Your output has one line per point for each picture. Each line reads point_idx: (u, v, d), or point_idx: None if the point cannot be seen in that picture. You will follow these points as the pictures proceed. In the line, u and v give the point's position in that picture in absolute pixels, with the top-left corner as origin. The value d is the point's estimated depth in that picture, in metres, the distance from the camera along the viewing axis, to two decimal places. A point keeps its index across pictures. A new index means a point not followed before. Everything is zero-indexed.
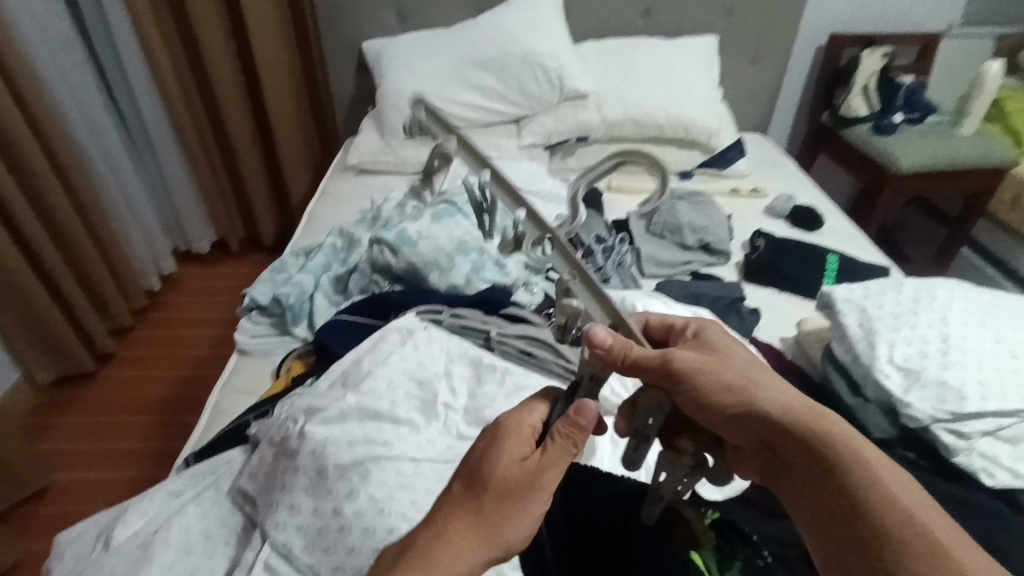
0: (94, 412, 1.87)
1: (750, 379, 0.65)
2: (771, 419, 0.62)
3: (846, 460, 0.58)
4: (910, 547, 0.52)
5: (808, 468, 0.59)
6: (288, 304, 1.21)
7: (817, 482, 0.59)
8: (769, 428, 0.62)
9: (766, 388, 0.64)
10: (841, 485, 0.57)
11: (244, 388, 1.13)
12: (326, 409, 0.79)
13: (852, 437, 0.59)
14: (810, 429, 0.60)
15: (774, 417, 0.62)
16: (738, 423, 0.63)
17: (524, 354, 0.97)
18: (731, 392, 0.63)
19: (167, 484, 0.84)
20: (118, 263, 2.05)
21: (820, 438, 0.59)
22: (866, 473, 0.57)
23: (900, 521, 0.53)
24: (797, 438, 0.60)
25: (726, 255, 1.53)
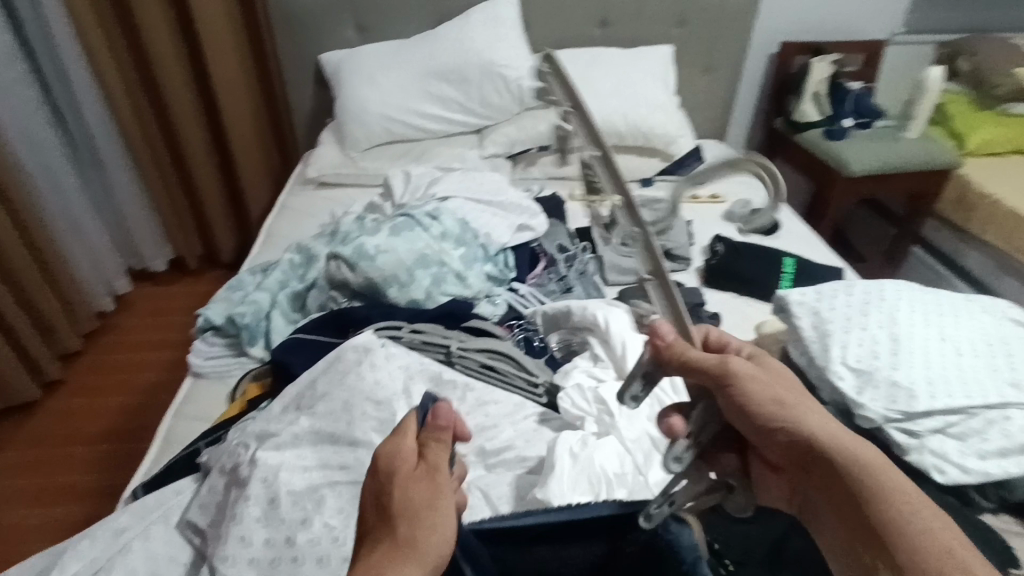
0: (43, 444, 1.79)
1: (798, 403, 0.65)
2: (811, 442, 0.61)
3: (887, 500, 0.56)
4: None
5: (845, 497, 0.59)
6: (243, 324, 1.17)
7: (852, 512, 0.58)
8: (808, 451, 0.62)
9: (812, 414, 0.64)
10: (877, 519, 0.55)
11: (198, 413, 1.09)
12: (279, 434, 0.77)
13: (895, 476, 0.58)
14: (852, 459, 0.59)
15: (817, 442, 0.61)
16: (782, 443, 0.63)
17: (485, 368, 0.96)
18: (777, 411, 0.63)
19: (112, 520, 0.80)
20: (64, 286, 1.98)
21: (863, 473, 0.58)
22: (904, 511, 0.55)
23: (936, 553, 0.52)
24: (837, 466, 0.60)
25: (687, 260, 1.54)
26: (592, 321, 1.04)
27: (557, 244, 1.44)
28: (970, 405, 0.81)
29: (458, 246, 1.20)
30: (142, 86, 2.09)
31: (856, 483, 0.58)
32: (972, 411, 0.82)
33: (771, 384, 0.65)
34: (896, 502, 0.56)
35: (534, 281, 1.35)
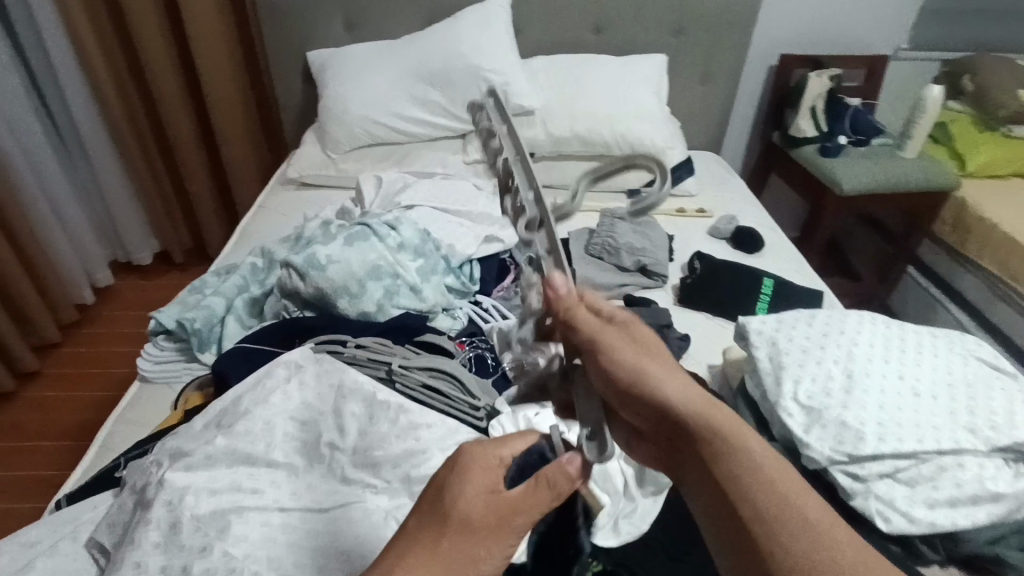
0: (13, 435, 1.78)
1: (662, 363, 0.60)
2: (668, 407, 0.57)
3: (739, 469, 0.52)
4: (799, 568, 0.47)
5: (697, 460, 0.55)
6: (194, 329, 1.15)
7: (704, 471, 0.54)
8: (664, 411, 0.57)
9: (674, 374, 0.59)
10: (722, 475, 0.52)
11: (140, 419, 1.07)
12: (191, 453, 0.74)
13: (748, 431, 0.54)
14: (707, 425, 0.55)
15: (674, 402, 0.57)
16: (639, 402, 0.58)
17: (425, 387, 0.93)
18: (639, 371, 0.58)
19: (23, 533, 0.78)
20: (44, 274, 1.98)
21: (717, 441, 0.54)
22: (753, 465, 0.52)
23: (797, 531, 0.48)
24: (690, 425, 0.56)
25: (663, 277, 1.50)
26: None
27: (527, 255, 1.40)
28: (920, 451, 0.78)
29: (416, 257, 1.17)
30: (130, 78, 2.09)
31: (710, 441, 0.54)
32: (924, 456, 0.78)
33: (634, 343, 0.60)
34: (748, 460, 0.52)
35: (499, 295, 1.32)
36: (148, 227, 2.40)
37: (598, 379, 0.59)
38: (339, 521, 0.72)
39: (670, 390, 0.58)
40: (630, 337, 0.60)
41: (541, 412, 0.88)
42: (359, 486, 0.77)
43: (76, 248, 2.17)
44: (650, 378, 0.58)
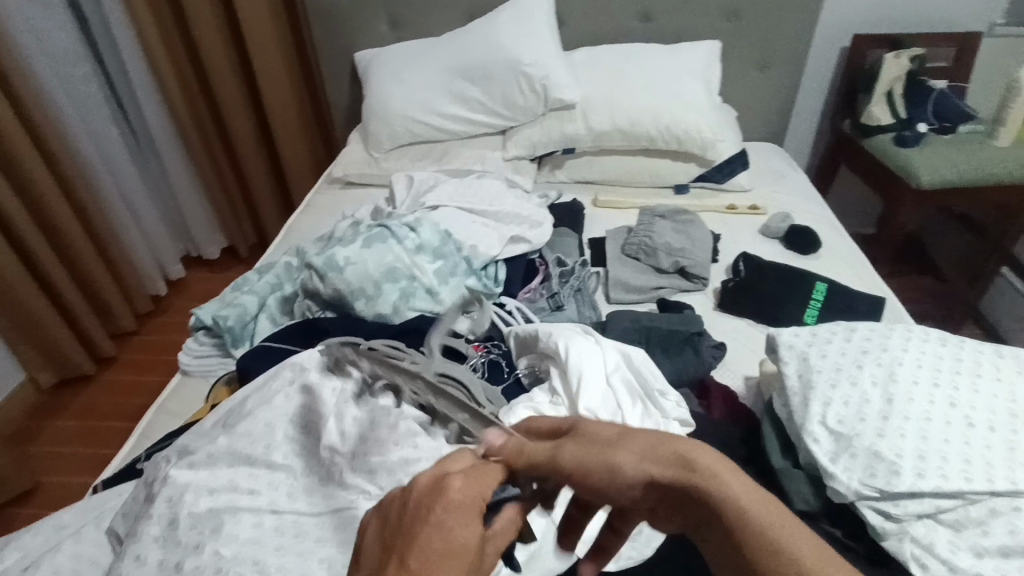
0: (92, 416, 1.95)
1: (616, 437, 0.57)
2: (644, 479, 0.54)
3: (727, 514, 0.49)
4: None
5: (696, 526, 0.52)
6: (227, 326, 1.20)
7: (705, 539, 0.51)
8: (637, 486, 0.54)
9: (630, 442, 0.56)
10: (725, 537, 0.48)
11: (177, 411, 1.14)
12: (195, 452, 0.77)
13: (721, 469, 0.51)
14: (686, 476, 0.52)
15: (641, 471, 0.54)
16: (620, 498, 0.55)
17: (432, 393, 0.90)
18: (601, 469, 0.55)
19: (56, 516, 0.84)
20: (120, 268, 2.15)
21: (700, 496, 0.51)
22: (738, 512, 0.48)
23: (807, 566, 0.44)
24: (668, 489, 0.53)
25: (704, 280, 1.41)
26: (554, 348, 0.96)
27: (556, 257, 1.37)
28: (968, 490, 0.68)
29: (435, 259, 1.16)
30: (196, 83, 2.21)
31: (693, 503, 0.51)
32: (971, 497, 0.68)
33: (585, 441, 0.57)
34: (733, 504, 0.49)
35: (525, 296, 1.29)
36: (215, 223, 2.55)
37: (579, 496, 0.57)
38: (328, 527, 0.73)
39: (631, 463, 0.54)
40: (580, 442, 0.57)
41: None
42: (355, 492, 0.75)
43: (150, 244, 2.35)
44: (613, 468, 0.54)
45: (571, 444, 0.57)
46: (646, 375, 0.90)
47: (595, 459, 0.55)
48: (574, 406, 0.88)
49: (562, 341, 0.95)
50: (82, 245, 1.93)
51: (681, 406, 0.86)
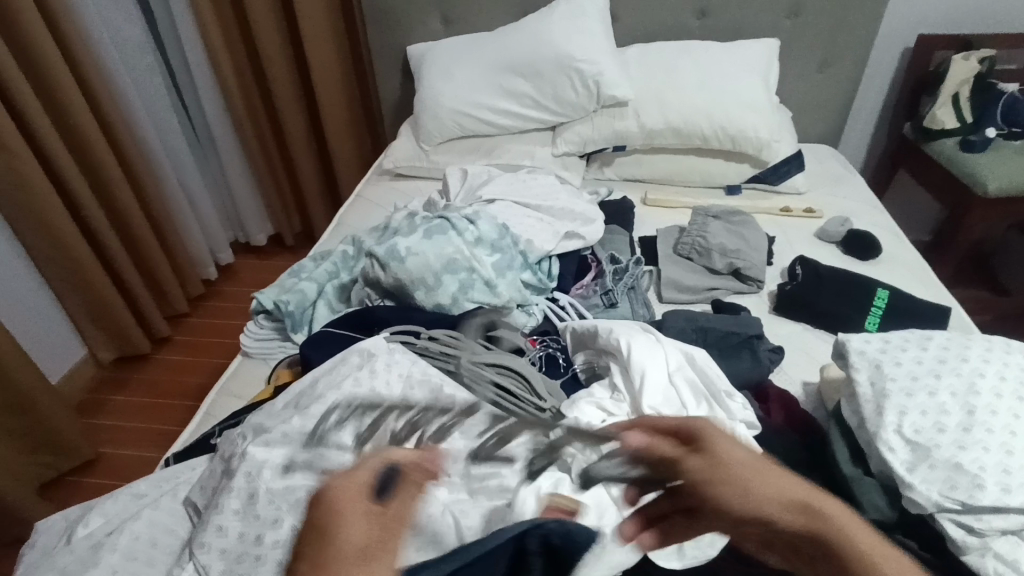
0: (148, 392, 2.03)
1: (746, 468, 0.54)
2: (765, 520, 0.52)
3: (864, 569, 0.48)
4: None
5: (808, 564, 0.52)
6: (288, 311, 1.23)
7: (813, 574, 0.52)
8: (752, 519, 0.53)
9: (761, 480, 0.53)
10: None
11: (239, 391, 1.17)
12: (270, 431, 0.80)
13: (854, 523, 0.50)
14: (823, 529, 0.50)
15: (764, 510, 0.52)
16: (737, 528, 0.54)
17: (492, 385, 0.93)
18: (731, 500, 0.53)
19: (134, 486, 0.88)
20: (175, 252, 2.22)
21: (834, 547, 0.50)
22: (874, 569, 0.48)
23: None
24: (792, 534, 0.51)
25: (759, 283, 1.39)
26: (615, 344, 0.95)
27: (610, 254, 1.36)
28: None
29: (492, 252, 1.17)
30: (252, 74, 2.26)
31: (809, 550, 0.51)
32: None
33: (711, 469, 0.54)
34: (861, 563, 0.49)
35: (577, 292, 1.29)
36: (265, 212, 2.61)
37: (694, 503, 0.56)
38: None
39: (761, 498, 0.52)
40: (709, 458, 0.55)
41: (608, 420, 0.85)
42: None
43: (203, 230, 2.42)
44: (723, 500, 0.53)
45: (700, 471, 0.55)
46: (712, 375, 0.89)
47: (719, 492, 0.54)
48: (637, 404, 0.87)
49: (623, 336, 0.95)
50: (142, 229, 2.00)
51: (746, 410, 0.85)
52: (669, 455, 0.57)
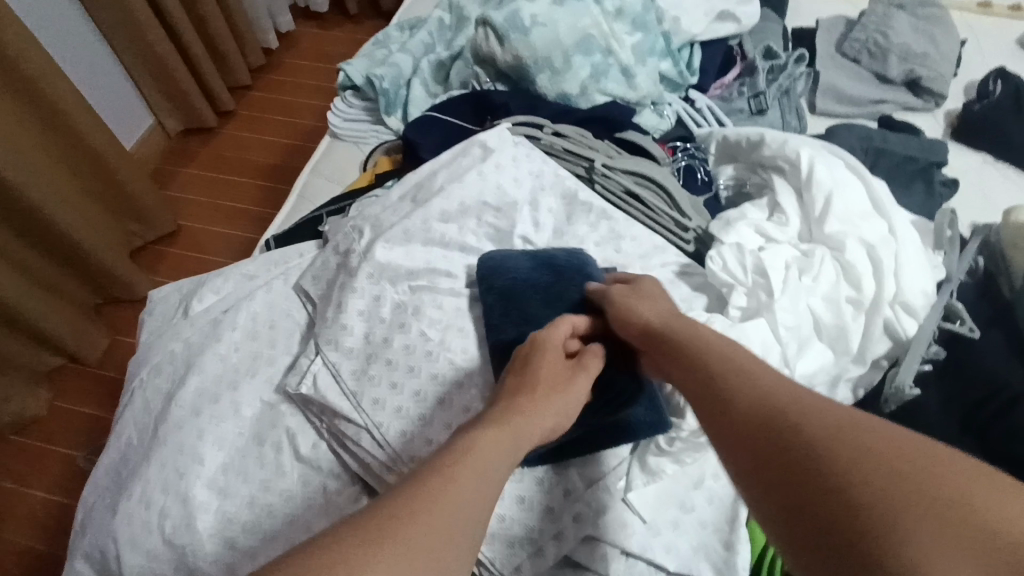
0: (218, 167, 1.99)
1: (828, 415, 0.46)
2: (801, 412, 0.47)
3: (807, 441, 0.44)
4: (873, 492, 0.39)
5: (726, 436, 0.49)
6: (382, 89, 1.08)
7: (760, 465, 0.46)
8: (762, 428, 0.47)
9: (738, 368, 0.53)
10: (801, 463, 0.43)
11: (332, 175, 1.08)
12: (391, 227, 0.74)
13: (808, 427, 0.45)
14: (808, 423, 0.45)
15: (740, 398, 0.50)
16: (699, 403, 0.54)
17: (628, 196, 0.82)
18: (737, 372, 0.53)
19: (242, 266, 0.87)
20: (235, 14, 1.96)
21: (814, 450, 0.43)
22: (814, 417, 0.46)
23: (872, 491, 0.39)
24: (778, 430, 0.46)
25: (937, 99, 1.11)
26: (790, 159, 0.81)
27: (764, 47, 1.12)
28: None
29: (633, 30, 0.97)
30: None
31: (769, 450, 0.46)
32: None
33: (834, 414, 0.46)
34: (860, 487, 0.40)
35: (717, 94, 1.09)
36: None
37: (685, 380, 0.56)
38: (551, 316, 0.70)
39: (747, 386, 0.51)
40: (697, 376, 0.55)
41: (771, 246, 0.74)
42: None
43: None
44: (803, 418, 0.46)
45: (768, 381, 0.51)
46: (907, 230, 0.73)
47: (731, 383, 0.52)
48: (811, 228, 0.76)
49: (804, 152, 0.80)
50: None
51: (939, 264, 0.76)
52: (671, 369, 0.58)
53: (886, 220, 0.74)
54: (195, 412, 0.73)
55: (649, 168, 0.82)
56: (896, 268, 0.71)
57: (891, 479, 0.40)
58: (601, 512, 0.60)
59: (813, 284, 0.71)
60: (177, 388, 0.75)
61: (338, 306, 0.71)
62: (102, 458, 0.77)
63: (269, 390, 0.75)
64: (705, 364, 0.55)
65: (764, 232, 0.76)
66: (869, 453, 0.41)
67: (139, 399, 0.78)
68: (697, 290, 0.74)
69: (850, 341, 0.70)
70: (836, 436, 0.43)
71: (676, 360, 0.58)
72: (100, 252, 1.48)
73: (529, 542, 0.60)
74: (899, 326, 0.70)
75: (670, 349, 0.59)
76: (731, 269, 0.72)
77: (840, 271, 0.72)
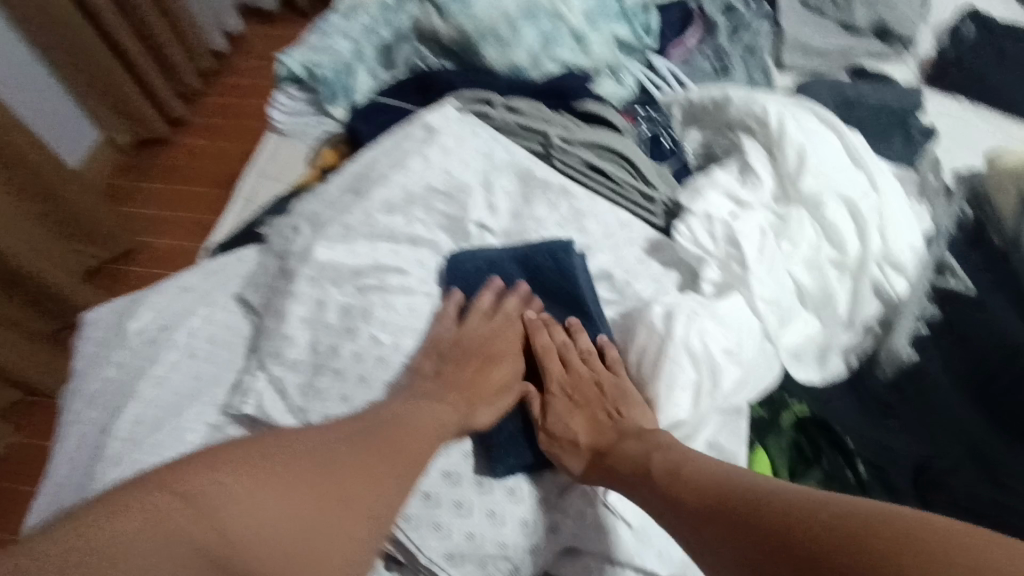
0: (173, 178, 1.90)
1: (803, 509, 0.45)
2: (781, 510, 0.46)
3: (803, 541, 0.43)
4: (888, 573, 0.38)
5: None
6: (322, 77, 0.99)
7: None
8: (751, 541, 0.46)
9: (689, 475, 0.52)
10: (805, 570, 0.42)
11: (278, 173, 1.01)
12: (331, 224, 0.67)
13: (792, 527, 0.44)
14: (791, 522, 0.45)
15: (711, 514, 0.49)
16: (668, 519, 0.52)
17: (589, 170, 0.76)
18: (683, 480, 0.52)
19: (180, 279, 0.80)
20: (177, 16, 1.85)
21: (811, 550, 0.42)
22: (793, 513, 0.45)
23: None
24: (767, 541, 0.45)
25: (906, 43, 1.06)
26: (758, 116, 0.75)
27: (725, 3, 1.06)
28: None
29: None
30: None
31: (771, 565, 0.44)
32: None
33: (804, 503, 0.45)
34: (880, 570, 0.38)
35: (678, 56, 1.02)
36: None
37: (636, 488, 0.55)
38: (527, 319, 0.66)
39: (710, 499, 0.50)
40: (650, 484, 0.54)
41: (744, 211, 0.68)
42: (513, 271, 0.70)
43: None
44: (783, 516, 0.45)
45: (728, 488, 0.50)
46: (889, 184, 0.68)
47: (751, 509, 0.47)
48: (786, 189, 0.71)
49: (773, 108, 0.74)
50: None
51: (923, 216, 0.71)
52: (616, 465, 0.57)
53: (865, 174, 0.69)
54: (131, 445, 0.65)
55: (608, 138, 0.76)
56: (879, 223, 0.66)
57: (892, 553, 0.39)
58: (578, 519, 0.56)
59: (791, 250, 0.67)
60: (111, 419, 0.68)
61: (279, 316, 0.64)
62: (38, 501, 0.70)
63: (216, 412, 0.69)
64: (654, 470, 0.54)
65: (737, 197, 0.71)
66: (935, 555, 0.37)
67: (73, 434, 0.70)
68: (668, 266, 0.69)
69: (837, 306, 0.66)
70: (825, 524, 0.43)
71: (622, 465, 0.57)
72: (50, 273, 1.39)
73: (502, 559, 0.55)
74: (888, 286, 0.66)
75: (610, 455, 0.58)
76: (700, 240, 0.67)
77: (819, 231, 0.67)
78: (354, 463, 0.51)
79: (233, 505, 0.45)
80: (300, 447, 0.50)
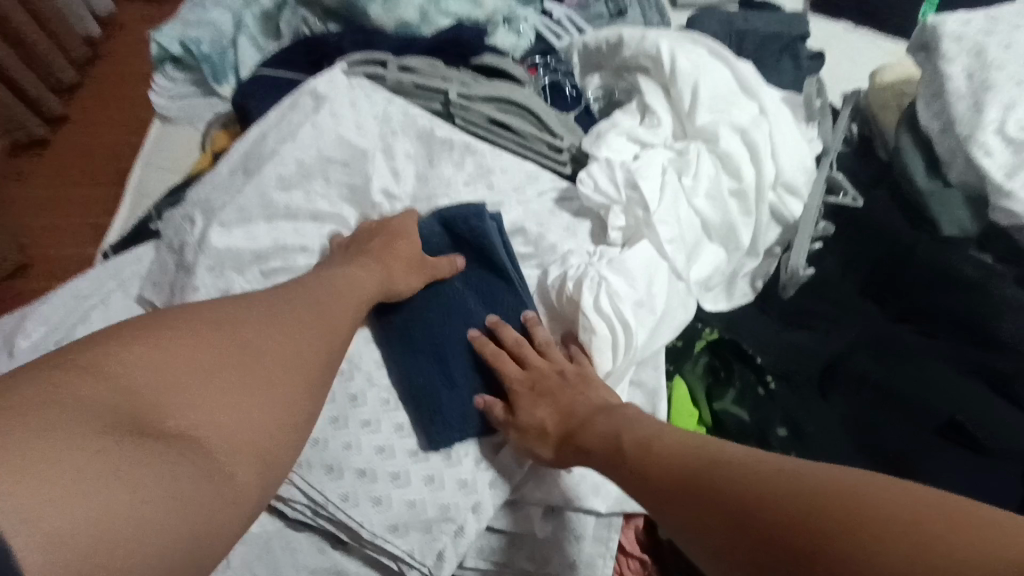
0: (61, 181, 1.75)
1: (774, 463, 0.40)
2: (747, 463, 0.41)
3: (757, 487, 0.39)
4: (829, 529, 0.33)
5: (716, 521, 0.39)
6: (202, 55, 0.92)
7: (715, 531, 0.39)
8: (704, 490, 0.42)
9: (662, 438, 0.48)
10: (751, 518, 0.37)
11: (170, 163, 0.95)
12: (224, 208, 0.64)
13: (753, 476, 0.40)
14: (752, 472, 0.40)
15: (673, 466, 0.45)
16: (631, 476, 0.48)
17: (493, 125, 0.75)
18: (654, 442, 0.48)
19: (71, 287, 0.74)
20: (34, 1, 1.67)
21: (763, 497, 0.38)
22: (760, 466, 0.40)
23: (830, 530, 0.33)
24: (721, 487, 0.41)
25: None
26: (651, 54, 0.76)
27: None
28: None
29: None
30: None
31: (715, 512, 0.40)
32: None
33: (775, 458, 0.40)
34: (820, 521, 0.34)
35: (573, 2, 1.02)
36: None
37: (605, 459, 0.51)
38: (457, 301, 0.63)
39: (679, 453, 0.46)
40: (621, 452, 0.49)
41: (645, 152, 0.70)
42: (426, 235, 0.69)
43: None
44: (747, 468, 0.41)
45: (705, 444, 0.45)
46: (778, 109, 0.71)
47: (716, 463, 0.43)
48: (683, 125, 0.72)
49: (664, 44, 0.75)
50: None
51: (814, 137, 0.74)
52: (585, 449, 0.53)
53: (755, 100, 0.71)
54: None
55: (506, 90, 0.74)
56: (772, 147, 0.69)
57: (841, 510, 0.34)
58: (514, 470, 0.58)
59: (694, 184, 0.68)
60: None
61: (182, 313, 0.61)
62: None
63: None
64: (628, 438, 0.50)
65: (637, 136, 0.72)
66: (887, 517, 0.32)
67: None
68: (578, 215, 0.70)
69: (742, 236, 0.68)
70: (785, 475, 0.38)
71: (592, 440, 0.52)
72: None
73: (445, 520, 0.55)
74: (786, 208, 0.68)
75: (583, 435, 0.53)
76: (603, 188, 0.67)
77: (718, 161, 0.69)
78: (283, 334, 0.46)
79: (140, 362, 0.39)
80: (247, 315, 0.46)
